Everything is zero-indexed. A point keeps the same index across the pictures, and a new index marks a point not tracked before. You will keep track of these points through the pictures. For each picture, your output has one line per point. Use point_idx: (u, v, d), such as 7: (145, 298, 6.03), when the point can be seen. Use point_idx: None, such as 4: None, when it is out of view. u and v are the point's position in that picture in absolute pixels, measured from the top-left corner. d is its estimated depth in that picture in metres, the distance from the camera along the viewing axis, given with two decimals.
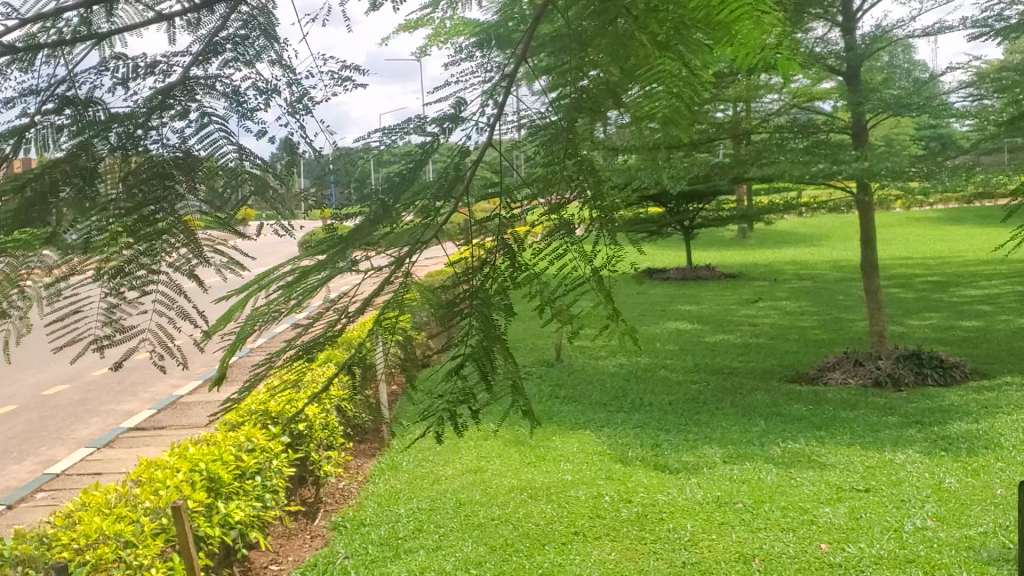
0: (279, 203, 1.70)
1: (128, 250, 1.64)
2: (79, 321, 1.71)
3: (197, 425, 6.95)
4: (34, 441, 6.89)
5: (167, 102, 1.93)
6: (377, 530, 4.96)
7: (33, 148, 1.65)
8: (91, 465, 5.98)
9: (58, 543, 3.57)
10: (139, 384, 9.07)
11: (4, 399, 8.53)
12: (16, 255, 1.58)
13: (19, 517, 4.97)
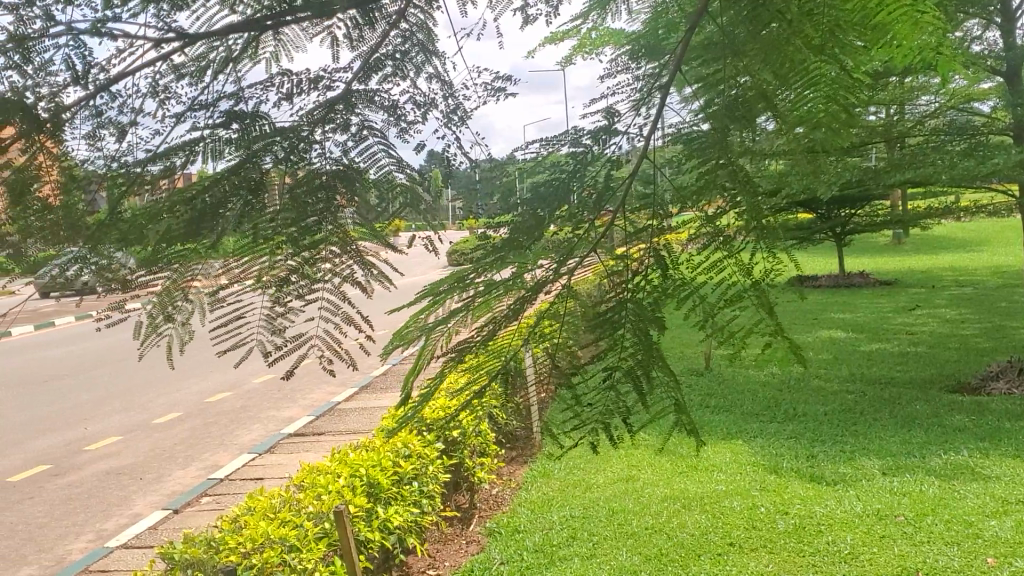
0: (429, 214, 1.99)
1: (292, 260, 1.95)
2: (243, 326, 1.99)
3: (354, 432, 7.10)
4: (200, 446, 7.16)
5: (328, 117, 2.10)
6: (532, 537, 4.99)
7: (201, 160, 1.98)
8: (254, 470, 6.18)
9: (227, 546, 3.71)
10: (295, 391, 9.32)
11: (170, 406, 8.88)
12: (182, 265, 1.91)
13: (187, 520, 5.17)
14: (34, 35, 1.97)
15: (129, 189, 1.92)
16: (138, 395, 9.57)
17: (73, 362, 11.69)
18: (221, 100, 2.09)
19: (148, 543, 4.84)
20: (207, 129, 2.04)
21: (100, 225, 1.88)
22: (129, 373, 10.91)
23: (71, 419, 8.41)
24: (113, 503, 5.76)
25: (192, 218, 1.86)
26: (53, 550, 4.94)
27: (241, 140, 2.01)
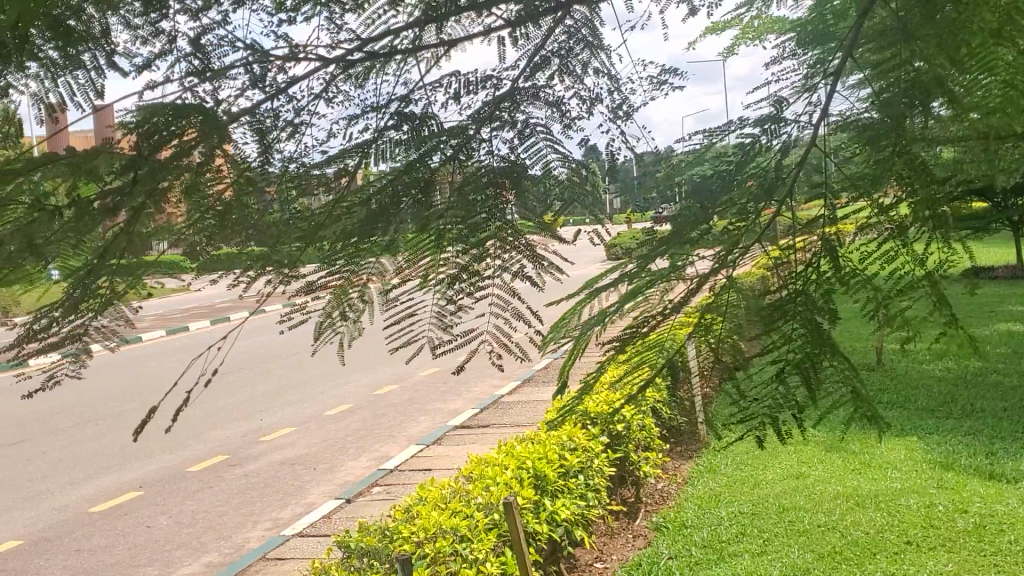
0: (590, 208, 1.98)
1: (460, 257, 2.01)
2: (414, 323, 2.08)
3: (518, 426, 7.15)
4: (369, 438, 7.34)
5: (496, 114, 2.14)
6: (700, 532, 4.95)
7: (370, 159, 2.08)
8: (422, 462, 6.29)
9: (401, 535, 3.78)
10: (460, 384, 9.45)
11: (340, 399, 9.14)
12: (357, 265, 2.00)
13: (359, 510, 5.30)
14: (214, 42, 2.05)
15: (294, 187, 2.02)
16: (311, 387, 9.89)
17: (251, 355, 12.17)
18: (392, 101, 2.16)
19: (321, 532, 4.99)
20: (379, 129, 2.15)
21: (275, 223, 1.96)
22: (300, 367, 11.24)
23: (247, 410, 8.75)
24: (287, 493, 5.96)
25: (367, 215, 1.97)
26: (232, 538, 5.15)
27: (413, 140, 2.12)
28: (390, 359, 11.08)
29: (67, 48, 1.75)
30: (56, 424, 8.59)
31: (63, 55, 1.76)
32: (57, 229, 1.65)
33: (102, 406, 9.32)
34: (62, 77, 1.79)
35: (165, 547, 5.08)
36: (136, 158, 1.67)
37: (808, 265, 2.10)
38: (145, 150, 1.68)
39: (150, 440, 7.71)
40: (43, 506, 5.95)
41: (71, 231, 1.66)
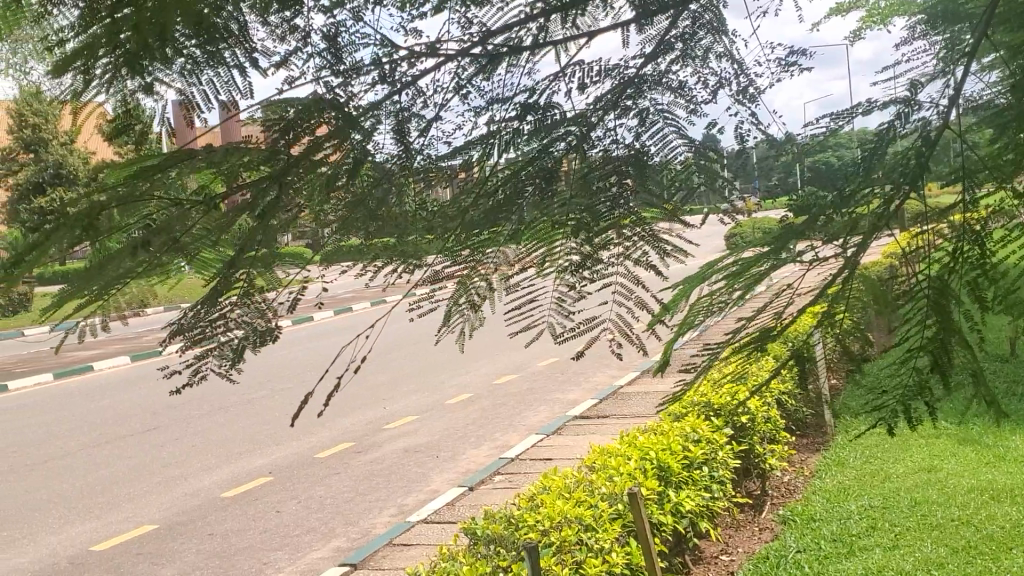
0: (709, 194, 1.90)
1: (581, 246, 1.98)
2: (534, 308, 2.08)
3: (639, 416, 7.13)
4: (490, 427, 7.40)
5: (623, 103, 2.12)
6: (829, 526, 4.86)
7: (493, 151, 2.15)
8: (543, 452, 6.31)
9: (526, 524, 3.81)
10: (580, 374, 9.46)
11: (460, 388, 9.23)
12: (480, 254, 2.04)
13: (482, 499, 5.35)
14: (344, 37, 2.08)
15: (418, 180, 2.05)
16: (432, 376, 10.01)
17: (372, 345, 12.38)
18: (517, 92, 2.17)
19: (447, 519, 5.05)
20: (503, 120, 2.18)
21: (391, 216, 1.95)
22: (419, 356, 11.37)
23: (370, 399, 8.90)
24: (411, 480, 6.05)
25: (497, 203, 2.03)
26: (359, 524, 5.25)
27: (535, 129, 2.16)
28: (509, 349, 11.15)
29: (207, 46, 1.80)
30: (188, 412, 8.87)
31: (204, 52, 1.81)
32: (197, 224, 1.68)
33: (229, 395, 9.59)
34: (205, 74, 1.84)
35: (295, 532, 5.20)
36: (271, 150, 1.76)
37: (946, 256, 2.06)
38: (281, 142, 1.78)
39: (279, 427, 7.91)
40: (178, 491, 6.14)
41: (212, 226, 1.70)
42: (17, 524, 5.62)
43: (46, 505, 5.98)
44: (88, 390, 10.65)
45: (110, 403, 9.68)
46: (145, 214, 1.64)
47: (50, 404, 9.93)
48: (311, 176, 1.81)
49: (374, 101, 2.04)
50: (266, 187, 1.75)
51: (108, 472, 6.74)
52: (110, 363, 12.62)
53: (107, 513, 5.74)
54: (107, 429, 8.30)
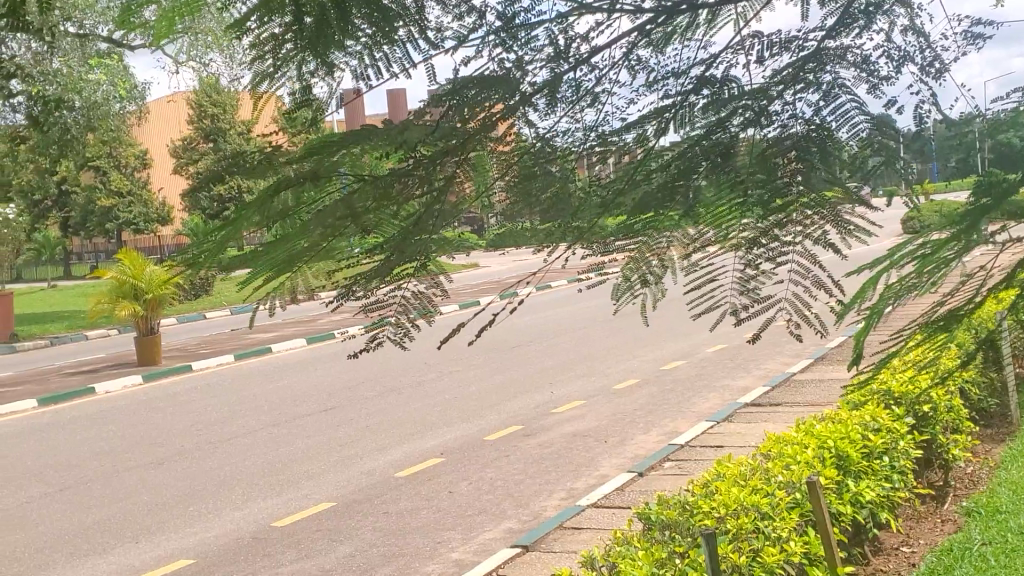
0: (883, 177, 1.80)
1: (759, 224, 1.91)
2: (715, 288, 1.98)
3: (814, 405, 6.99)
4: (659, 413, 7.38)
5: (800, 79, 2.00)
6: (1016, 519, 4.67)
7: (669, 126, 2.05)
8: (713, 439, 6.25)
9: (701, 510, 3.76)
10: (749, 360, 9.34)
11: (627, 373, 9.22)
12: (654, 234, 1.97)
13: (654, 484, 5.33)
14: (520, 13, 1.99)
15: (578, 159, 2.04)
16: (597, 361, 10.01)
17: (537, 330, 12.47)
18: (693, 64, 2.05)
19: (618, 504, 5.05)
20: (678, 95, 2.09)
21: (560, 197, 2.00)
22: (586, 341, 11.42)
23: (537, 383, 8.97)
24: (581, 464, 6.07)
25: (660, 184, 1.97)
26: (529, 506, 5.30)
27: (712, 103, 2.05)
28: (675, 336, 11.05)
29: (382, 25, 1.76)
30: (361, 393, 9.11)
31: (380, 32, 1.76)
32: (372, 197, 1.70)
33: (398, 377, 9.82)
34: (380, 52, 1.78)
35: (467, 512, 5.28)
36: (442, 124, 1.75)
37: None
38: (454, 115, 1.78)
39: (448, 409, 8.04)
40: (353, 470, 6.32)
41: (384, 196, 1.72)
42: (203, 499, 5.87)
43: (230, 481, 6.23)
44: (263, 372, 11.06)
45: (286, 384, 10.03)
46: (333, 185, 1.65)
47: (226, 384, 10.34)
48: (482, 151, 1.85)
49: (546, 78, 2.00)
50: (438, 162, 1.78)
51: (286, 450, 6.98)
52: (285, 346, 13.08)
53: (286, 490, 5.95)
54: (283, 409, 8.60)
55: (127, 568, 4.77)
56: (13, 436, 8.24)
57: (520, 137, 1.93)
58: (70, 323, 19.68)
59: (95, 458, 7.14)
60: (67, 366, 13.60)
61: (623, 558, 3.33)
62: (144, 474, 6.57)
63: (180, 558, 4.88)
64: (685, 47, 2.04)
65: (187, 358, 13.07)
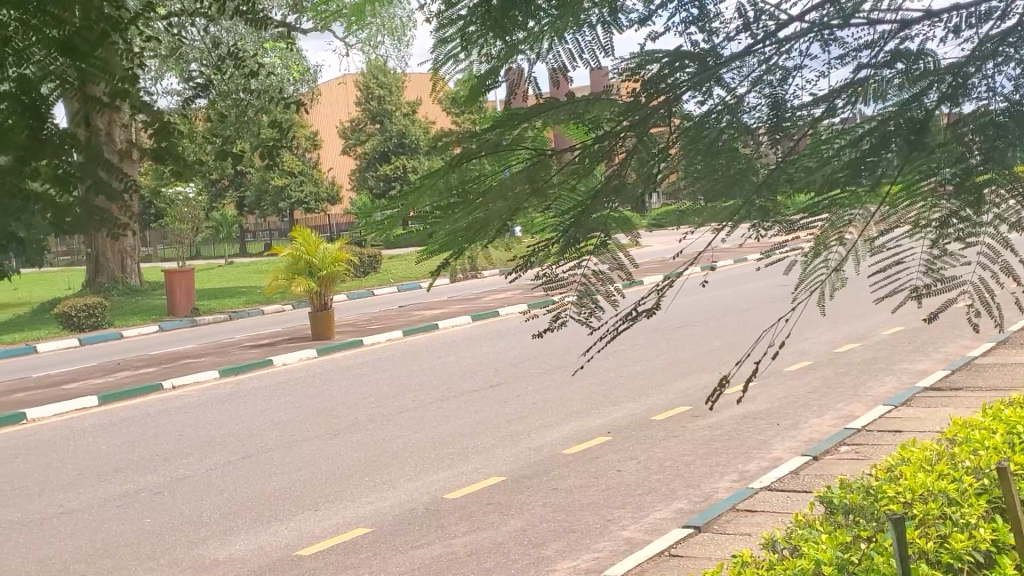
0: None
1: (951, 206, 1.80)
2: (900, 271, 1.91)
3: (1000, 390, 6.73)
4: (833, 396, 7.23)
5: (1000, 51, 1.88)
6: None
7: (862, 100, 1.91)
8: (892, 424, 6.09)
9: (887, 495, 3.73)
10: (927, 344, 9.07)
11: (798, 355, 9.07)
12: (837, 212, 1.84)
13: (830, 468, 5.23)
14: None
15: (747, 135, 1.90)
16: (765, 342, 9.86)
17: (701, 311, 12.34)
18: (886, 37, 1.96)
19: (793, 488, 4.97)
20: (871, 68, 1.94)
21: (719, 170, 1.87)
22: (754, 321, 11.27)
23: (703, 364, 8.88)
24: (753, 446, 6.00)
25: (850, 161, 1.81)
26: (701, 487, 5.27)
27: (906, 78, 1.90)
28: (844, 315, 10.78)
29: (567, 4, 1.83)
30: (527, 370, 9.19)
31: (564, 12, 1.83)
32: (556, 173, 1.89)
33: (562, 355, 9.87)
34: (569, 34, 1.85)
35: (637, 491, 5.28)
36: (631, 103, 1.88)
37: None
38: (645, 94, 1.89)
39: (615, 389, 8.03)
40: (522, 445, 6.38)
41: (571, 174, 1.90)
42: (376, 470, 6.02)
43: (402, 454, 6.37)
44: (428, 348, 11.25)
45: (450, 360, 10.19)
46: (522, 158, 1.87)
47: (390, 359, 10.60)
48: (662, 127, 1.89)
49: (738, 51, 1.95)
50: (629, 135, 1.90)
51: (455, 425, 7.09)
52: (449, 322, 13.28)
53: (456, 463, 6.04)
54: (450, 384, 8.74)
55: (307, 535, 4.92)
56: (195, 406, 8.60)
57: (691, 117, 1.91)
58: (247, 298, 20.46)
59: (274, 428, 7.41)
60: (244, 339, 14.13)
61: (806, 540, 3.26)
62: (321, 444, 6.78)
63: (358, 526, 5.01)
64: (882, 17, 1.98)
65: (355, 333, 13.41)
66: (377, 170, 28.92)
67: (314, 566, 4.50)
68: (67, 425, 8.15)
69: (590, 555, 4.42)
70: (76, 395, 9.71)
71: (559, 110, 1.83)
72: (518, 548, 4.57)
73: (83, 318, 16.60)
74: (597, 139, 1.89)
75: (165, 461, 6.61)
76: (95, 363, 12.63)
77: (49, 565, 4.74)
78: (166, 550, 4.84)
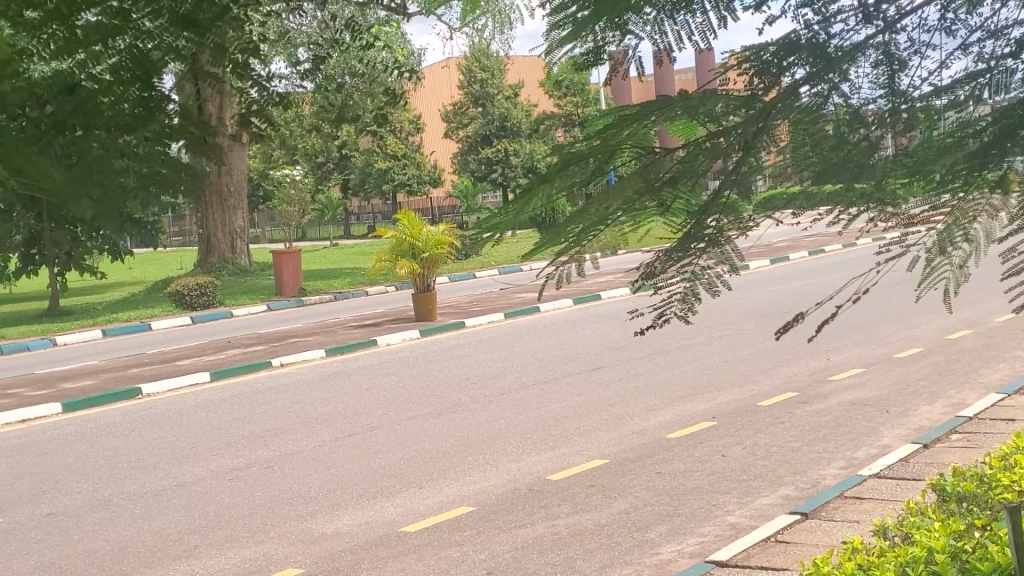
0: None
1: None
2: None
3: None
4: (944, 383, 7.07)
5: None
6: None
7: (986, 91, 1.84)
8: (1006, 412, 5.93)
9: (1001, 483, 3.64)
10: None
11: (907, 341, 8.88)
12: (969, 200, 1.83)
13: (939, 457, 5.12)
14: None
15: (865, 127, 1.79)
16: (874, 329, 9.67)
17: (807, 296, 12.15)
18: (1012, 25, 1.90)
19: (904, 476, 4.87)
20: (994, 58, 1.89)
21: (836, 161, 1.77)
22: (861, 307, 11.06)
23: (811, 351, 8.75)
24: (862, 433, 5.91)
25: (974, 152, 1.81)
26: (807, 473, 5.20)
27: None
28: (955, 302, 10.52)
29: None
30: (630, 354, 9.18)
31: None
32: (667, 171, 1.81)
33: (664, 340, 9.83)
34: (680, 15, 1.78)
35: (742, 477, 5.23)
36: (749, 96, 1.79)
37: None
38: (761, 87, 1.80)
39: (720, 374, 7.97)
40: (625, 429, 6.38)
41: (683, 173, 1.82)
42: (480, 450, 6.07)
43: (506, 434, 6.41)
44: (527, 331, 11.29)
45: (553, 342, 10.22)
46: (630, 157, 1.82)
47: (491, 341, 10.68)
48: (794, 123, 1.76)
49: (863, 41, 1.83)
50: (746, 134, 1.77)
51: (559, 407, 7.11)
52: (551, 305, 13.31)
53: (559, 445, 6.07)
54: (553, 366, 8.78)
55: (413, 512, 4.99)
56: (302, 383, 8.77)
57: (807, 105, 1.76)
58: (355, 279, 20.79)
59: (381, 406, 7.53)
60: (349, 319, 14.37)
61: (918, 528, 3.21)
62: (426, 423, 6.87)
63: (461, 505, 5.06)
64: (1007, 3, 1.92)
65: (457, 315, 13.52)
66: (481, 155, 29.09)
67: (418, 543, 4.55)
68: (180, 400, 8.40)
69: (694, 540, 4.40)
70: (188, 371, 9.99)
71: (674, 107, 1.79)
72: (621, 531, 4.57)
73: (195, 297, 17.07)
74: (700, 139, 1.79)
75: (274, 436, 6.76)
76: (206, 341, 12.99)
77: (165, 534, 4.89)
78: (275, 523, 4.95)
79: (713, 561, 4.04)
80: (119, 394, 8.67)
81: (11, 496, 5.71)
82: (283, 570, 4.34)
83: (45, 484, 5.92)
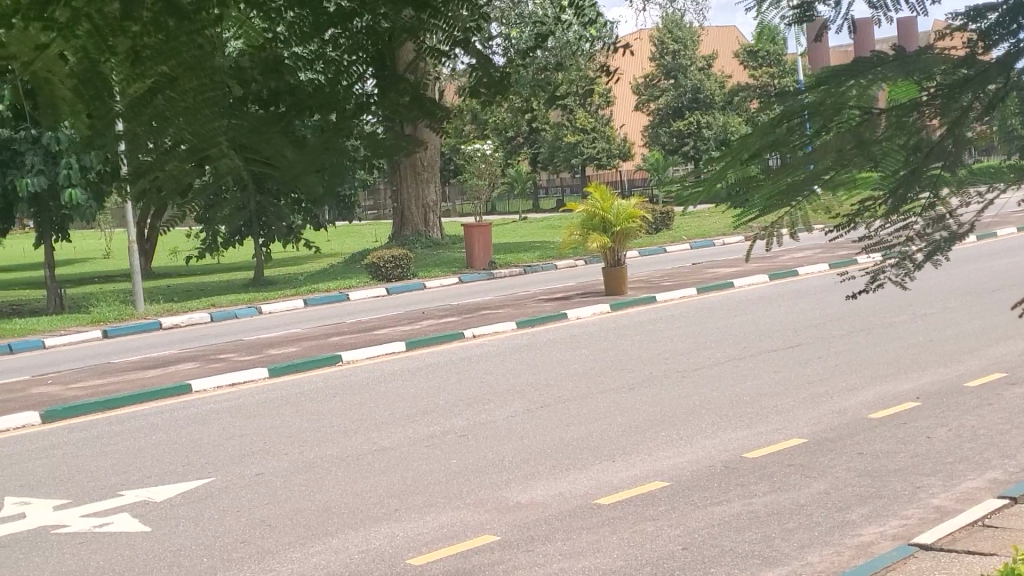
0: None
1: None
2: None
3: None
4: None
5: None
6: None
7: None
8: None
9: None
10: None
11: None
12: None
13: None
14: None
15: None
16: None
17: (1016, 274, 11.52)
18: None
19: None
20: None
21: None
22: None
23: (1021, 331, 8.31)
24: None
25: None
26: (1018, 457, 4.96)
27: None
28: None
29: None
30: (828, 332, 8.93)
31: None
32: (881, 132, 1.96)
33: (862, 318, 9.52)
34: None
35: (947, 460, 5.03)
36: (966, 58, 1.95)
37: None
38: (979, 47, 1.95)
39: (922, 354, 7.67)
40: (823, 408, 6.21)
41: (897, 132, 1.96)
42: (675, 426, 6.03)
43: (700, 411, 6.34)
44: (716, 307, 11.12)
45: (744, 319, 10.04)
46: (839, 120, 1.96)
47: (680, 317, 10.57)
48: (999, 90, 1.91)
49: None
50: (960, 90, 1.93)
51: (754, 384, 6.99)
52: (743, 282, 13.07)
53: (756, 423, 5.96)
54: (747, 343, 8.63)
55: (607, 485, 5.00)
56: (493, 355, 8.89)
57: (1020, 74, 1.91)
58: (543, 253, 20.85)
59: (572, 379, 7.56)
60: (537, 292, 14.47)
61: None
62: (618, 397, 6.87)
63: (655, 480, 5.04)
64: None
65: (646, 290, 13.44)
66: (670, 127, 28.69)
67: (613, 516, 4.56)
68: (375, 369, 8.65)
69: (897, 522, 4.26)
70: (383, 340, 10.27)
71: (889, 65, 1.94)
72: (820, 511, 4.47)
73: (389, 269, 17.52)
74: (912, 102, 1.95)
75: (469, 406, 6.88)
76: (400, 312, 13.33)
77: (367, 497, 5.04)
78: (471, 490, 5.05)
79: (917, 544, 3.91)
80: (319, 361, 8.99)
81: (223, 455, 6.01)
82: (480, 536, 4.42)
83: (254, 445, 6.19)
